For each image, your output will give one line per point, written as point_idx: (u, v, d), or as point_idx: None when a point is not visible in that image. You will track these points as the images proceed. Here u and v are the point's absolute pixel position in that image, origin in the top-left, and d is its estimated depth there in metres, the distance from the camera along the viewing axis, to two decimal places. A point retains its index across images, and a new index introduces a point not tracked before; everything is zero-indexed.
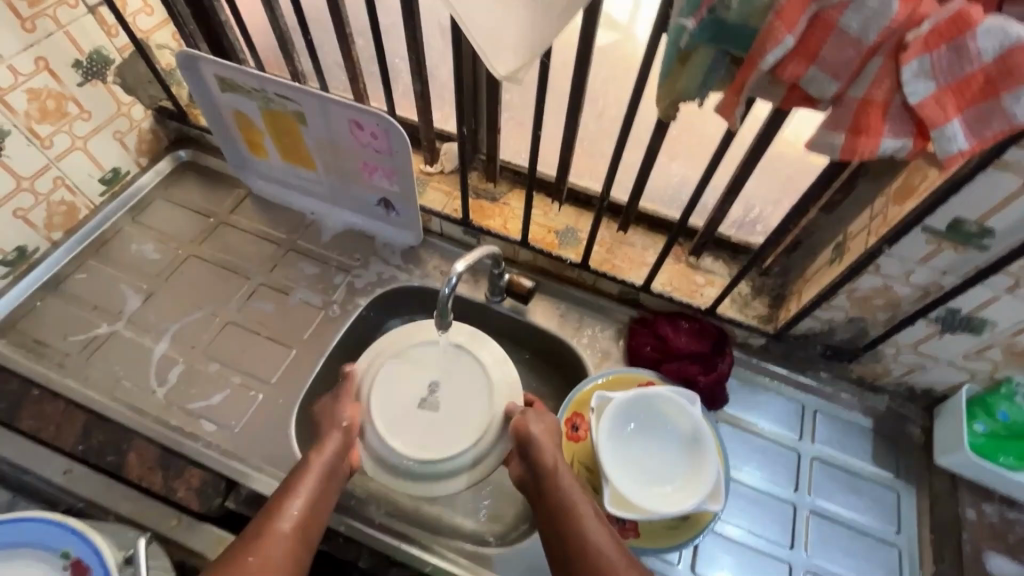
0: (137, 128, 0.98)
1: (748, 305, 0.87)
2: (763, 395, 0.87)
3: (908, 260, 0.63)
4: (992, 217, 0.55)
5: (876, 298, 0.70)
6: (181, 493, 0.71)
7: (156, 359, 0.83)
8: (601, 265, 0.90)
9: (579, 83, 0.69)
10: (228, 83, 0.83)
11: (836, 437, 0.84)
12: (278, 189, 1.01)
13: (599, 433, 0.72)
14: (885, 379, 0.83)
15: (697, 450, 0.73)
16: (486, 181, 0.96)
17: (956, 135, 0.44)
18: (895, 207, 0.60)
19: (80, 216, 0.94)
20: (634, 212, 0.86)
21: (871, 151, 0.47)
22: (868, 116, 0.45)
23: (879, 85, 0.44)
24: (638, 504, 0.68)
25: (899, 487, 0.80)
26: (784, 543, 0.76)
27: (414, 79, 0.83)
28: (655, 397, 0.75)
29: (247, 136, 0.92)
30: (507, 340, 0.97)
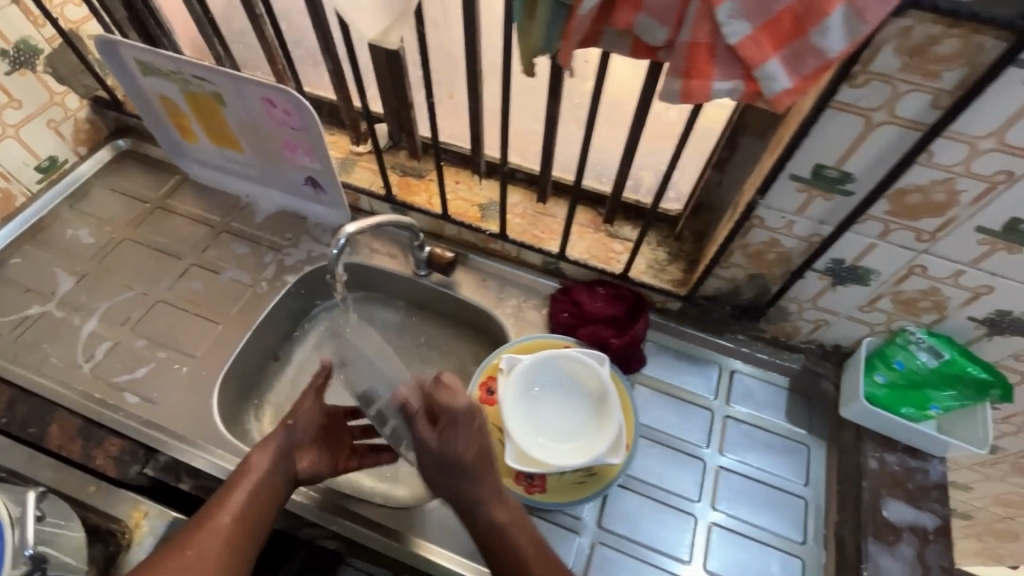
0: (73, 117, 1.01)
1: (664, 270, 0.89)
2: (681, 358, 0.89)
3: (786, 210, 0.65)
4: (848, 161, 0.56)
5: (768, 252, 0.72)
6: (98, 460, 0.74)
7: (84, 337, 0.85)
8: (521, 235, 0.92)
9: (471, 52, 0.71)
10: (150, 68, 0.85)
11: (752, 396, 0.86)
12: (211, 172, 1.03)
13: (505, 393, 0.75)
14: (797, 338, 0.85)
15: (601, 407, 0.76)
16: (413, 159, 0.98)
17: (777, 75, 0.46)
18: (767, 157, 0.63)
19: (17, 203, 0.97)
20: (548, 181, 0.88)
21: (705, 94, 0.49)
22: (697, 59, 0.47)
23: (701, 27, 0.46)
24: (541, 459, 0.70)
25: (809, 442, 0.82)
26: (692, 497, 0.77)
27: (327, 57, 0.85)
28: (561, 357, 0.78)
29: (176, 121, 0.95)
30: (438, 313, 0.99)
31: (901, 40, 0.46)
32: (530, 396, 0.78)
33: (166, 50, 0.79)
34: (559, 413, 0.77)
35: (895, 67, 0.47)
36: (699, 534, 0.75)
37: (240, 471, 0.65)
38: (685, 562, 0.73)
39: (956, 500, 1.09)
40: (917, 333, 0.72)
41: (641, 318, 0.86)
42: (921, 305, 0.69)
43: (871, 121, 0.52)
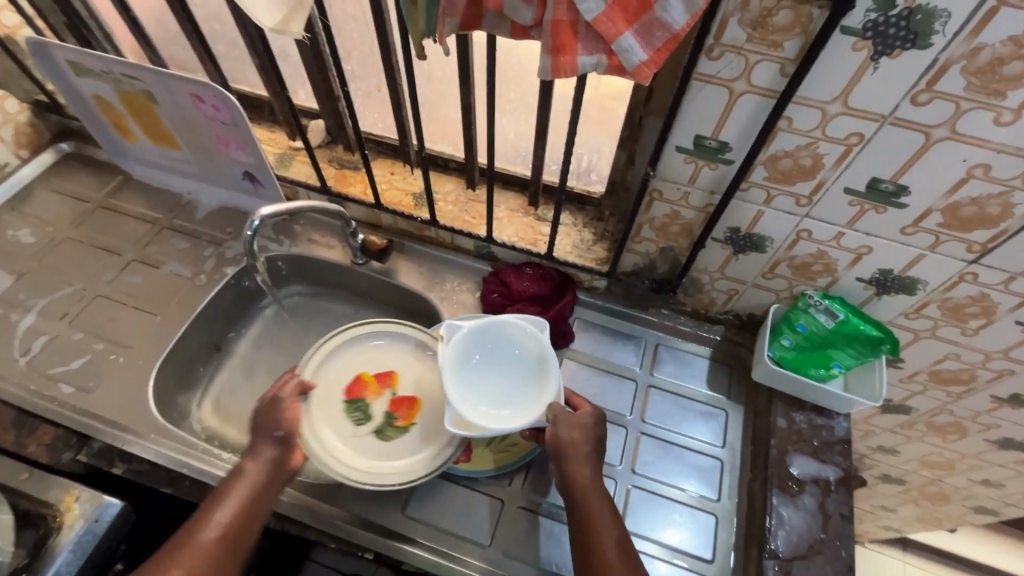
0: (14, 120, 1.03)
1: (589, 250, 0.93)
2: (609, 334, 0.92)
3: (680, 182, 0.69)
4: (722, 130, 0.61)
5: (672, 225, 0.76)
6: (31, 448, 0.75)
7: (21, 332, 0.87)
8: (454, 222, 0.96)
9: (384, 43, 0.75)
10: (84, 69, 0.87)
11: (674, 366, 0.90)
12: (156, 170, 1.05)
13: (446, 358, 0.79)
14: (715, 309, 0.89)
15: (538, 369, 0.80)
16: (349, 152, 1.02)
17: (633, 48, 0.50)
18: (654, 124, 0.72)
19: None
20: (475, 166, 0.92)
21: (572, 68, 0.52)
22: (561, 36, 0.51)
23: (559, 5, 0.50)
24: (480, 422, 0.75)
25: (727, 406, 0.86)
26: (615, 462, 0.81)
27: (255, 55, 0.88)
28: (504, 323, 0.82)
29: (117, 122, 0.97)
30: (379, 300, 1.03)
31: (743, 12, 0.50)
32: (473, 360, 0.81)
33: (93, 49, 0.82)
34: (497, 378, 0.81)
35: (743, 39, 0.52)
36: (620, 496, 0.78)
37: (228, 479, 0.65)
38: None
39: (887, 465, 1.14)
40: (815, 297, 0.76)
41: (566, 294, 0.90)
42: (814, 269, 0.74)
43: (733, 91, 0.56)
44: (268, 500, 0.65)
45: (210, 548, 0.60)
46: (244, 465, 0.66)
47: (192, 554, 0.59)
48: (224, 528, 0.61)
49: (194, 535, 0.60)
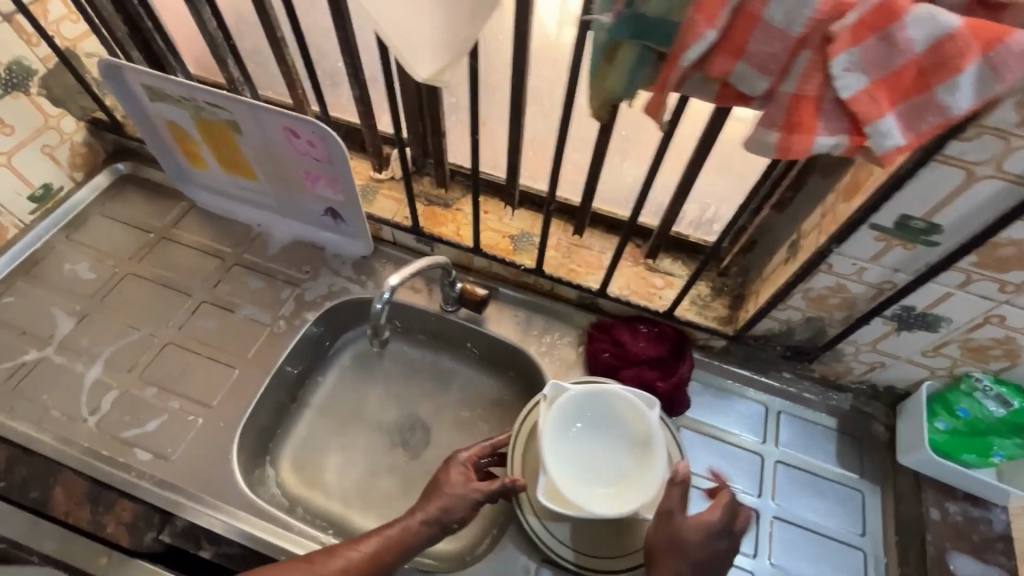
0: (69, 141, 0.94)
1: (708, 307, 0.85)
2: (725, 398, 0.85)
3: (860, 258, 0.61)
4: (939, 213, 0.53)
5: (831, 297, 0.68)
6: (110, 529, 0.68)
7: (88, 386, 0.78)
8: (558, 270, 0.87)
9: (517, 85, 0.66)
10: (159, 95, 0.78)
11: (800, 438, 0.82)
12: (221, 198, 0.95)
13: (546, 421, 0.72)
14: (848, 378, 0.81)
15: (639, 454, 0.73)
16: (438, 187, 0.92)
17: (891, 131, 0.42)
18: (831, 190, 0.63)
19: (9, 235, 0.89)
20: (588, 213, 0.84)
21: (806, 149, 0.44)
22: (800, 112, 0.43)
23: (809, 80, 0.41)
24: (574, 501, 0.67)
25: (864, 487, 0.79)
26: (747, 552, 0.74)
27: (352, 83, 0.79)
28: (611, 395, 0.74)
29: (186, 149, 0.88)
30: (465, 349, 0.94)
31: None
32: (570, 429, 0.75)
33: (177, 75, 0.73)
34: (598, 450, 0.74)
35: (1012, 122, 0.44)
36: None
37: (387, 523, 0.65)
38: None
39: None
40: (983, 380, 0.69)
41: (685, 358, 0.81)
42: (992, 353, 0.66)
43: (973, 174, 0.49)
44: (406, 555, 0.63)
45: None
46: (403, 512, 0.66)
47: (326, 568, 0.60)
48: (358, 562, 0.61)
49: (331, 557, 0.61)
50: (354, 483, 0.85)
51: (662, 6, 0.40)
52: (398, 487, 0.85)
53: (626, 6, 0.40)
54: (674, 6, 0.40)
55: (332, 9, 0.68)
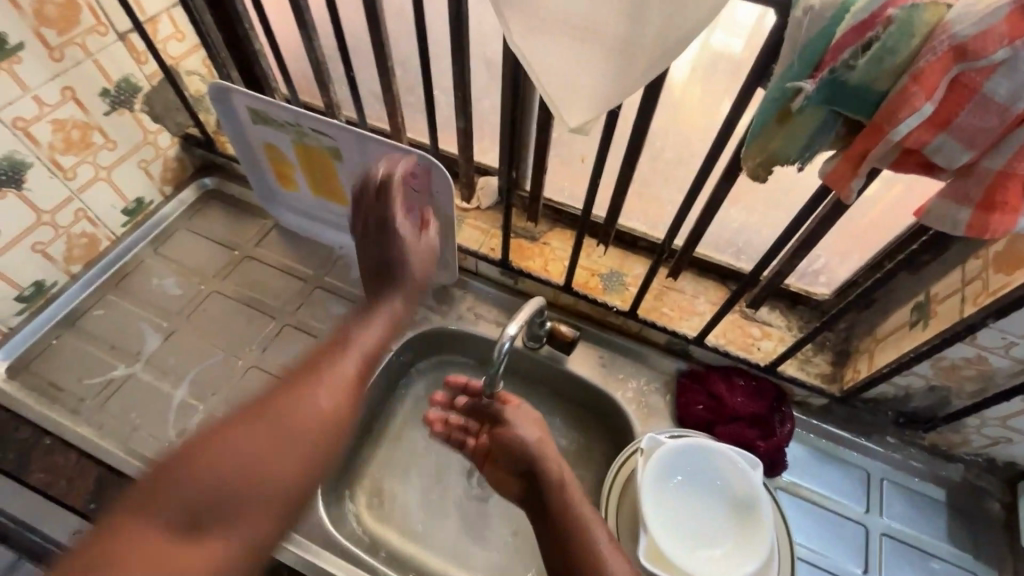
0: (163, 155, 0.94)
1: (810, 362, 0.80)
2: (823, 461, 0.80)
3: (1011, 332, 0.57)
4: None
5: (966, 368, 0.63)
6: None
7: (176, 406, 0.79)
8: (649, 313, 0.84)
9: (641, 129, 0.63)
10: (263, 117, 0.78)
11: (906, 509, 0.77)
12: (305, 220, 0.94)
13: (644, 476, 0.68)
14: (962, 449, 0.76)
15: (745, 515, 0.68)
16: (526, 219, 0.90)
17: None
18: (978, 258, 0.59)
19: (101, 247, 0.89)
20: (687, 257, 0.80)
21: (1005, 229, 0.41)
22: (1005, 191, 0.40)
23: (1023, 157, 0.38)
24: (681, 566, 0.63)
25: (979, 570, 0.73)
26: None
27: (458, 115, 0.77)
28: (712, 451, 0.70)
29: (278, 169, 0.87)
30: (544, 385, 0.91)
31: None
32: (669, 484, 0.70)
33: (287, 102, 0.72)
34: (699, 508, 0.69)
35: None
36: None
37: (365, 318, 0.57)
38: None
39: None
40: None
41: (785, 417, 0.78)
42: None
43: None
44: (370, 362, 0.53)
45: (342, 403, 0.48)
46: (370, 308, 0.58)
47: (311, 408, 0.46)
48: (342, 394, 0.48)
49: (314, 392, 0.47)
50: (428, 521, 0.82)
51: (870, 73, 0.37)
52: (473, 529, 0.81)
53: (827, 72, 0.38)
54: (883, 75, 0.37)
55: (452, 43, 0.67)
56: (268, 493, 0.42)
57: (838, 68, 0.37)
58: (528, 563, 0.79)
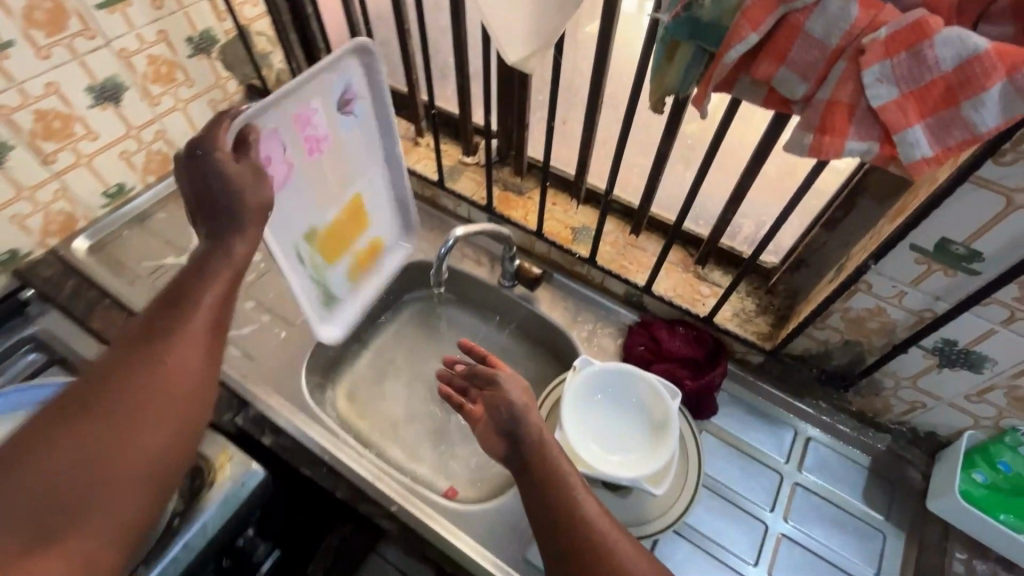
0: (229, 99, 1.14)
1: (751, 321, 0.87)
2: (754, 414, 0.86)
3: (899, 280, 0.63)
4: (979, 238, 0.55)
5: (870, 320, 0.69)
6: None
7: None
8: (609, 263, 0.93)
9: (597, 84, 0.74)
10: (320, 289, 0.81)
11: (826, 467, 0.82)
12: (388, 223, 0.91)
13: (570, 386, 0.78)
14: (886, 417, 0.80)
15: (656, 436, 0.75)
16: (515, 175, 1.03)
17: (918, 142, 0.46)
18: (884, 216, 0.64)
19: (172, 165, 1.10)
20: (646, 215, 0.89)
21: (836, 151, 0.49)
22: (834, 117, 0.48)
23: (843, 87, 0.46)
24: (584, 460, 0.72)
25: (887, 530, 0.76)
26: (747, 559, 0.75)
27: (457, 74, 0.91)
28: (636, 377, 0.78)
29: (365, 270, 0.90)
30: (514, 323, 1.03)
31: None
32: (592, 400, 0.79)
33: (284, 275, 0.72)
34: (616, 424, 0.78)
35: None
36: None
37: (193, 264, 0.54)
38: None
39: None
40: None
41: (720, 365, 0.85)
42: None
43: (1013, 202, 0.51)
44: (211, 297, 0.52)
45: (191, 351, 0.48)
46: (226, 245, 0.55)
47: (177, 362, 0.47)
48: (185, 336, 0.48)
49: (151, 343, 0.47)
50: (395, 419, 0.95)
51: (716, 11, 0.47)
52: (430, 431, 0.93)
53: (684, 9, 0.48)
54: (727, 12, 0.47)
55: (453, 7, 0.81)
56: (145, 457, 0.43)
57: (692, 5, 0.48)
58: (471, 463, 0.89)
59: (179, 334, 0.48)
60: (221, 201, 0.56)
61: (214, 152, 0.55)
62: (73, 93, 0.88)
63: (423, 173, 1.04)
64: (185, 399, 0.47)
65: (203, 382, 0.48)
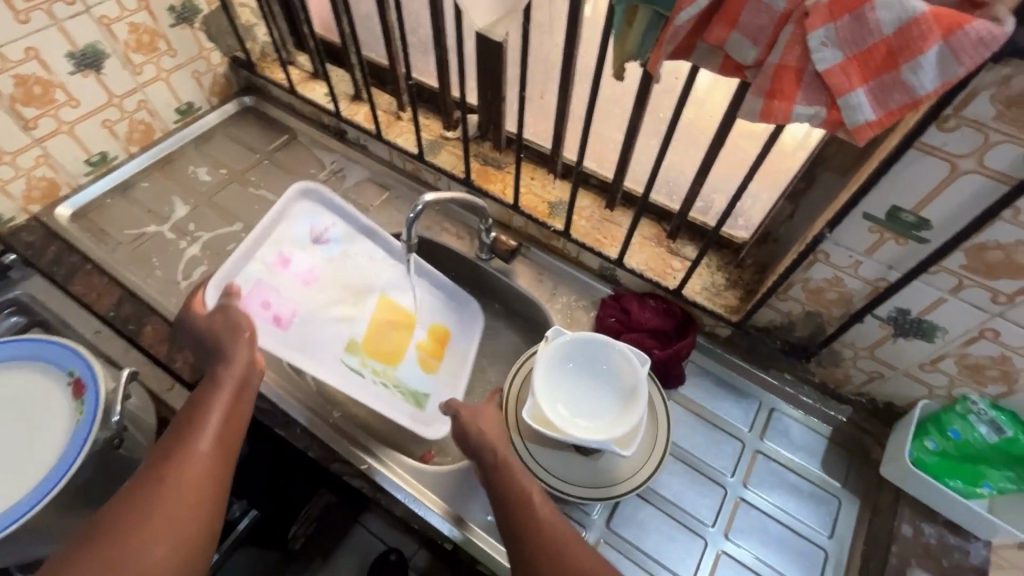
0: (213, 71, 1.15)
1: (719, 295, 0.88)
2: (720, 385, 0.89)
3: (855, 250, 0.64)
4: (927, 206, 0.56)
5: (829, 291, 0.71)
6: (178, 363, 0.83)
7: (186, 259, 0.97)
8: (584, 237, 0.94)
9: (569, 54, 0.75)
10: (402, 392, 0.79)
11: (787, 436, 0.84)
12: (432, 307, 0.89)
13: (541, 355, 0.79)
14: (847, 388, 0.82)
15: (626, 402, 0.77)
16: (495, 150, 1.04)
17: (861, 106, 0.47)
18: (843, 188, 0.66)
19: (155, 136, 1.11)
20: (619, 188, 0.91)
21: (785, 115, 0.50)
22: (782, 80, 0.49)
23: (790, 51, 0.48)
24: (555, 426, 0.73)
25: (842, 496, 0.79)
26: (706, 522, 0.77)
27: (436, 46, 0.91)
28: (607, 345, 0.80)
29: (439, 356, 0.86)
30: (492, 297, 1.04)
31: (1000, 88, 0.46)
32: (564, 368, 0.81)
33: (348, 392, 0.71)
34: (587, 392, 0.80)
35: (989, 115, 0.48)
36: (705, 557, 0.75)
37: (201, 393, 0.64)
38: None
39: None
40: (980, 404, 0.68)
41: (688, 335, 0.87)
42: (988, 374, 0.66)
43: (957, 168, 0.52)
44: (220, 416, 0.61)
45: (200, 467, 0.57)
46: (216, 364, 0.64)
47: (188, 467, 0.57)
48: (198, 453, 0.58)
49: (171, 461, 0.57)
50: None
51: None
52: None
53: None
54: None
55: None
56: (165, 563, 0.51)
57: None
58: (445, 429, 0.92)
59: (188, 447, 0.58)
60: (210, 347, 0.65)
61: (192, 312, 0.68)
62: (53, 59, 0.89)
63: (404, 147, 1.05)
64: (199, 508, 0.55)
65: (213, 488, 0.57)
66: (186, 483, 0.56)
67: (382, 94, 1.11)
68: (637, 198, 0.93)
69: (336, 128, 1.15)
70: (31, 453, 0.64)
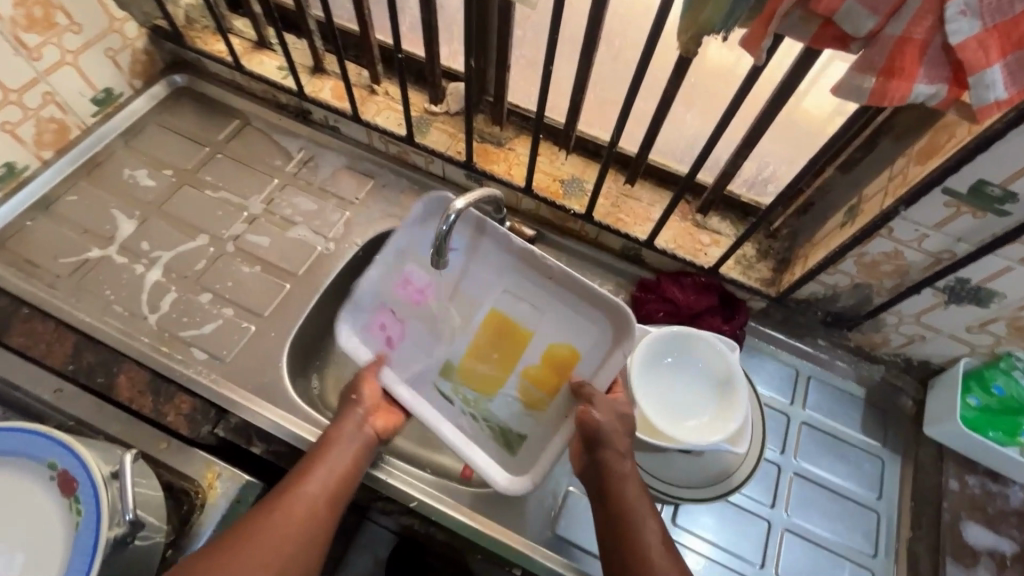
0: (131, 46, 0.93)
1: (753, 268, 0.84)
2: (760, 361, 0.87)
3: (922, 224, 0.61)
4: (1018, 179, 0.53)
5: (885, 263, 0.68)
6: (170, 417, 0.72)
7: (149, 286, 0.82)
8: (605, 218, 0.87)
9: (597, 20, 0.63)
10: (489, 427, 0.69)
11: (828, 403, 0.84)
12: (563, 323, 0.66)
13: (634, 360, 0.74)
14: (883, 349, 0.82)
15: (726, 392, 0.74)
16: (492, 125, 0.91)
17: (995, 84, 0.41)
18: (916, 167, 0.58)
19: (72, 135, 0.91)
20: (644, 162, 0.82)
21: (902, 97, 0.44)
22: (903, 56, 0.42)
23: (919, 22, 0.41)
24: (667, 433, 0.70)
25: (884, 455, 0.81)
26: (766, 503, 0.77)
27: (421, 6, 0.76)
28: (697, 337, 0.75)
29: (552, 392, 0.67)
30: None
31: None
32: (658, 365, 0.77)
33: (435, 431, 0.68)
34: (682, 385, 0.76)
35: None
36: (771, 539, 0.75)
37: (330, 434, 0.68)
38: (759, 566, 0.73)
39: None
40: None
41: (739, 308, 0.84)
42: None
43: None
44: (343, 464, 0.66)
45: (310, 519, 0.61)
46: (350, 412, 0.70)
47: (300, 513, 0.60)
48: (312, 500, 0.62)
49: (289, 503, 0.61)
50: None
51: None
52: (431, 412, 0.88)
53: None
54: None
55: None
56: None
57: None
58: None
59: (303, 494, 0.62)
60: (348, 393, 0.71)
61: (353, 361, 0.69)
62: None
63: (386, 128, 0.91)
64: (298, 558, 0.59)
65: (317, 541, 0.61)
66: (293, 531, 0.59)
67: (350, 65, 0.95)
68: (676, 176, 0.85)
69: (297, 108, 0.98)
70: (33, 567, 0.54)
